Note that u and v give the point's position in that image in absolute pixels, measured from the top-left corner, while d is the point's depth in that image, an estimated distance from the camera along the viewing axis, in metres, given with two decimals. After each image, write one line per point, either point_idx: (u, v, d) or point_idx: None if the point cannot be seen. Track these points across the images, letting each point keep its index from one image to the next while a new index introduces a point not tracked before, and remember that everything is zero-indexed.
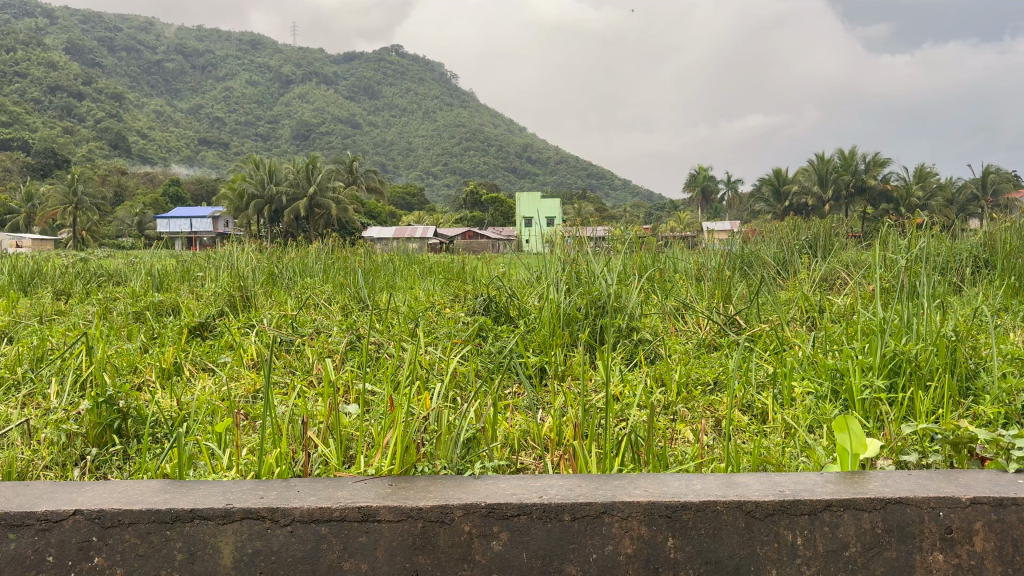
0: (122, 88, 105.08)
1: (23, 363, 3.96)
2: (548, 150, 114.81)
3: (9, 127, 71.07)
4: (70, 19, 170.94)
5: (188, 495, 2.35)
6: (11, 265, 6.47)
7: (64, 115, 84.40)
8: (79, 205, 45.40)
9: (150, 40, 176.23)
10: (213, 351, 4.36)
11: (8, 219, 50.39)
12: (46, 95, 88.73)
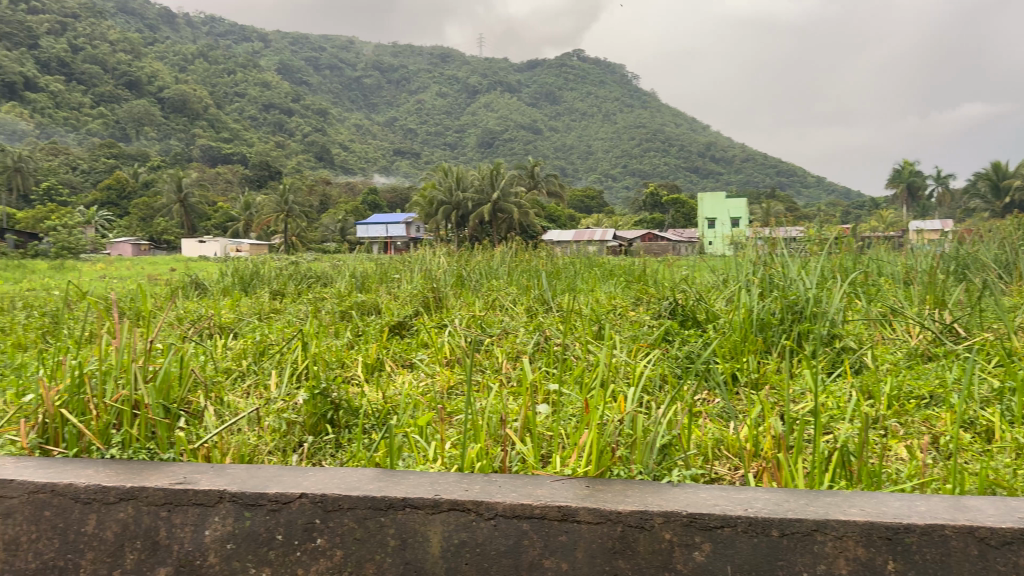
0: (325, 105, 114.28)
1: (249, 356, 4.33)
2: (732, 149, 110.40)
3: (230, 144, 79.03)
4: (283, 43, 189.24)
5: (399, 486, 2.47)
6: (235, 266, 7.19)
7: (274, 131, 92.87)
8: (291, 212, 49.03)
9: (353, 59, 190.88)
10: (411, 350, 4.59)
11: (230, 226, 55.81)
12: (261, 113, 98.46)
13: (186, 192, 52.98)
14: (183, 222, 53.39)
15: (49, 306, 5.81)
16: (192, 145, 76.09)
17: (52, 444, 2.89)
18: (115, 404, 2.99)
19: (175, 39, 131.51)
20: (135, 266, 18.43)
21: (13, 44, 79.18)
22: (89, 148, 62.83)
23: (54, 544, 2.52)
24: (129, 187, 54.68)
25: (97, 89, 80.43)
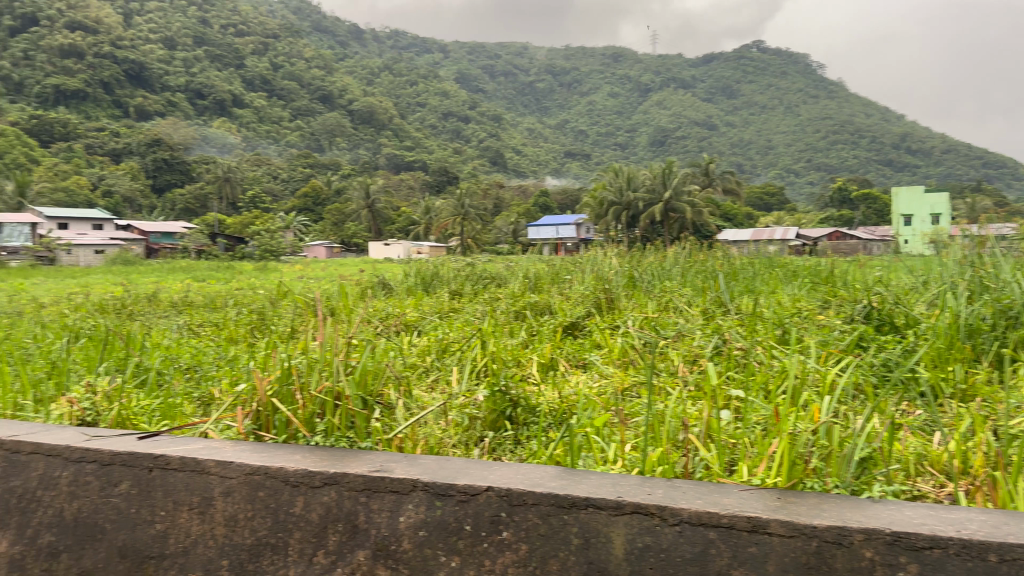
0: (499, 111, 116.97)
1: (432, 353, 4.52)
2: (935, 138, 100.28)
3: (412, 152, 82.24)
4: (462, 53, 196.44)
5: (580, 486, 2.47)
6: (417, 267, 7.56)
7: (451, 138, 95.98)
8: (467, 215, 48.78)
9: (527, 65, 193.93)
10: (584, 349, 4.62)
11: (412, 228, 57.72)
12: (440, 121, 102.43)
13: (373, 199, 56.64)
14: (370, 227, 56.80)
15: (255, 304, 6.33)
16: (377, 153, 79.72)
17: (264, 430, 3.15)
18: (318, 395, 3.20)
19: (361, 54, 139.83)
20: (326, 267, 20.60)
21: (224, 66, 87.25)
22: (289, 160, 68.30)
23: (267, 522, 2.68)
24: (324, 194, 58.71)
25: (295, 104, 87.07)
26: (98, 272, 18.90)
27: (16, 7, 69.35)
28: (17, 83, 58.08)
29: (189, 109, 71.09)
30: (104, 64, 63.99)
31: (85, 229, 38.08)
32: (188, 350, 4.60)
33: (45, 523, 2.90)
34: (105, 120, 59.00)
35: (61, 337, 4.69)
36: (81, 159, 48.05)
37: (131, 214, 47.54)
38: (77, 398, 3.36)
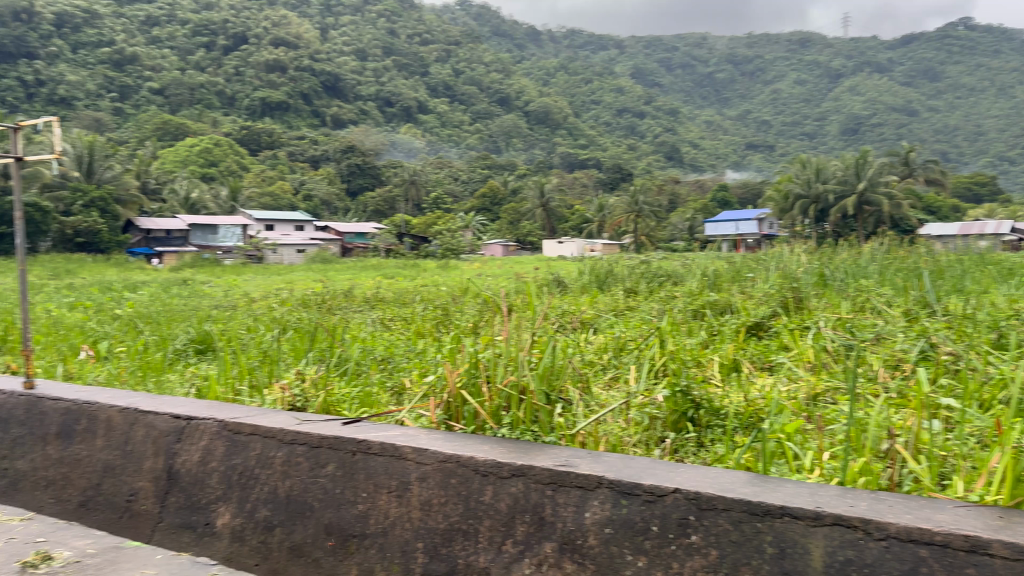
0: (677, 103, 113.74)
1: (611, 350, 4.52)
2: None
3: (585, 150, 75.87)
4: (643, 44, 193.02)
5: (775, 493, 2.18)
6: (592, 264, 7.59)
7: (626, 134, 94.14)
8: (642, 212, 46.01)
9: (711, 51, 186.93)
10: (769, 351, 4.45)
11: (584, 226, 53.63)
12: (616, 116, 101.06)
13: (548, 197, 54.29)
14: (545, 225, 54.36)
15: (440, 300, 6.59)
16: (553, 152, 74.40)
17: (454, 421, 3.27)
18: (504, 388, 3.25)
19: (539, 53, 138.11)
20: (506, 263, 20.84)
21: (409, 74, 90.33)
22: (469, 160, 66.57)
23: (458, 509, 2.64)
24: (500, 195, 57.01)
25: (475, 106, 84.42)
26: (301, 270, 20.58)
27: (229, 28, 76.90)
28: (229, 97, 65.49)
29: (379, 116, 74.49)
30: (303, 76, 68.90)
31: (287, 231, 40.75)
32: (381, 344, 4.87)
33: (261, 499, 3.00)
34: (303, 128, 63.42)
35: (272, 329, 5.10)
36: (285, 165, 52.54)
37: (328, 216, 49.85)
38: (288, 387, 3.63)
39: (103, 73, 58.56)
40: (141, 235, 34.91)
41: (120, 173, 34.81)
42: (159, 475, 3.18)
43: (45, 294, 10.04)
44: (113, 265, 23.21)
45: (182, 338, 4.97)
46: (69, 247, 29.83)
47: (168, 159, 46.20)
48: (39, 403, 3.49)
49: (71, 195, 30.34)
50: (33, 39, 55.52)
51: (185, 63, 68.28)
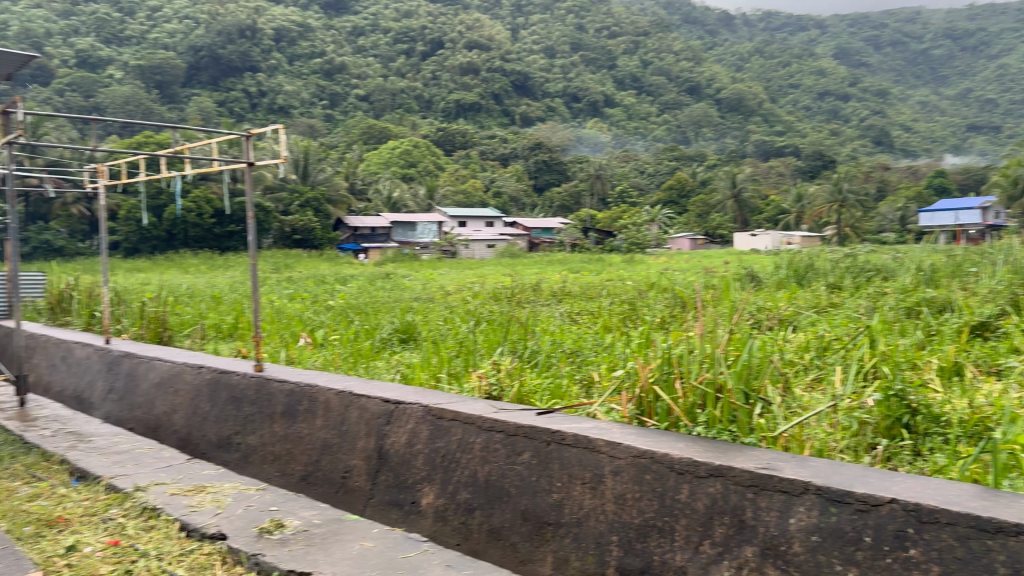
0: (899, 74, 101.46)
1: (813, 350, 4.29)
2: None
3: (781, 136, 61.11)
4: None
5: (1014, 510, 1.87)
6: (789, 259, 7.27)
7: None
8: (846, 202, 38.61)
9: None
10: (997, 354, 4.05)
11: (780, 219, 43.31)
12: None
13: (741, 187, 45.09)
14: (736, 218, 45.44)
15: (627, 295, 6.57)
16: (746, 141, 60.90)
17: (646, 417, 3.17)
18: (700, 386, 3.09)
19: (733, 36, 121.90)
20: (695, 259, 20.30)
21: (597, 70, 82.80)
22: (654, 154, 57.85)
23: (654, 505, 2.52)
24: (689, 185, 48.34)
25: (663, 98, 73.49)
26: (491, 266, 20.87)
27: (427, 33, 76.28)
28: (427, 100, 65.96)
29: (566, 112, 69.72)
30: (494, 77, 67.88)
31: (479, 227, 42.54)
32: (571, 338, 4.91)
33: (461, 482, 3.10)
34: (495, 128, 63.06)
35: (467, 322, 5.28)
36: (476, 164, 53.66)
37: (516, 211, 50.20)
38: (484, 375, 3.71)
39: (316, 83, 58.81)
40: (350, 233, 36.60)
41: (332, 174, 36.69)
42: (371, 454, 3.38)
43: (268, 287, 10.96)
44: (323, 260, 24.78)
45: (387, 327, 5.23)
46: (287, 243, 32.05)
47: (372, 161, 48.37)
48: (266, 383, 3.79)
49: (289, 196, 32.33)
50: (256, 54, 57.11)
51: (387, 70, 68.81)
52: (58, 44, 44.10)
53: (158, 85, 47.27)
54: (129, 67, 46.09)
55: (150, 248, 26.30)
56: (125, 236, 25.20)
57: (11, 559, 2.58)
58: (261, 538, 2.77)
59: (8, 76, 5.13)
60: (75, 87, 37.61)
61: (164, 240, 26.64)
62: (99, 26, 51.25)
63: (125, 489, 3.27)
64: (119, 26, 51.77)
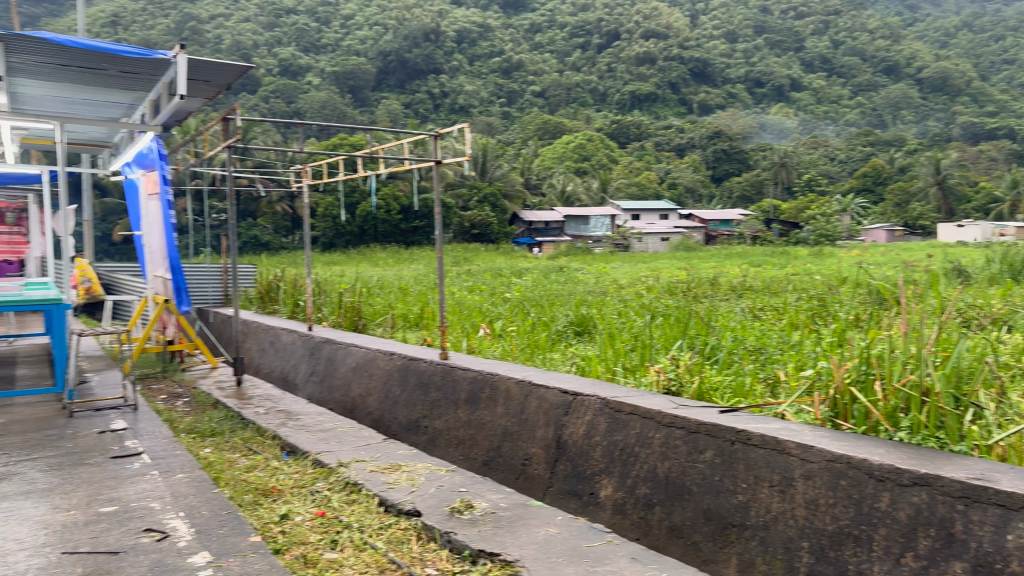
0: None
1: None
2: None
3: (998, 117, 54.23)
4: None
5: None
6: (1004, 252, 6.59)
7: None
8: None
9: None
10: None
11: (992, 208, 39.33)
12: None
13: (946, 173, 40.85)
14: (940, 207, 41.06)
15: (814, 291, 6.24)
16: (954, 122, 55.71)
17: (841, 419, 2.99)
18: (904, 389, 2.86)
19: (939, 9, 107.99)
20: (890, 251, 18.85)
21: (782, 51, 75.96)
22: (847, 139, 53.91)
23: (850, 512, 2.30)
24: (886, 171, 45.16)
25: (856, 78, 68.27)
26: (667, 259, 20.42)
27: (603, 26, 73.44)
28: (602, 93, 64.92)
29: (748, 98, 66.00)
30: (672, 65, 65.70)
31: (654, 220, 41.66)
32: (754, 333, 4.72)
33: (640, 476, 2.97)
34: (671, 118, 60.75)
35: (645, 315, 5.23)
36: (651, 155, 52.46)
37: (693, 203, 48.47)
38: (663, 370, 3.62)
39: (494, 82, 59.29)
40: (525, 227, 36.83)
41: (508, 171, 37.04)
42: (549, 443, 3.36)
43: (450, 279, 11.43)
44: (501, 253, 25.26)
45: (562, 320, 5.28)
46: (467, 238, 32.54)
47: (546, 155, 48.59)
48: (452, 371, 3.97)
49: (469, 192, 33.19)
50: (439, 56, 57.24)
51: (563, 67, 66.60)
52: (264, 54, 47.82)
53: (351, 89, 49.63)
54: (325, 74, 49.01)
55: (343, 242, 28.07)
56: (322, 232, 27.19)
57: (237, 522, 2.78)
58: (453, 517, 2.90)
59: (229, 86, 5.63)
60: (279, 94, 41.31)
61: (356, 235, 28.24)
62: (300, 37, 54.60)
63: (329, 465, 3.53)
64: (316, 35, 55.00)
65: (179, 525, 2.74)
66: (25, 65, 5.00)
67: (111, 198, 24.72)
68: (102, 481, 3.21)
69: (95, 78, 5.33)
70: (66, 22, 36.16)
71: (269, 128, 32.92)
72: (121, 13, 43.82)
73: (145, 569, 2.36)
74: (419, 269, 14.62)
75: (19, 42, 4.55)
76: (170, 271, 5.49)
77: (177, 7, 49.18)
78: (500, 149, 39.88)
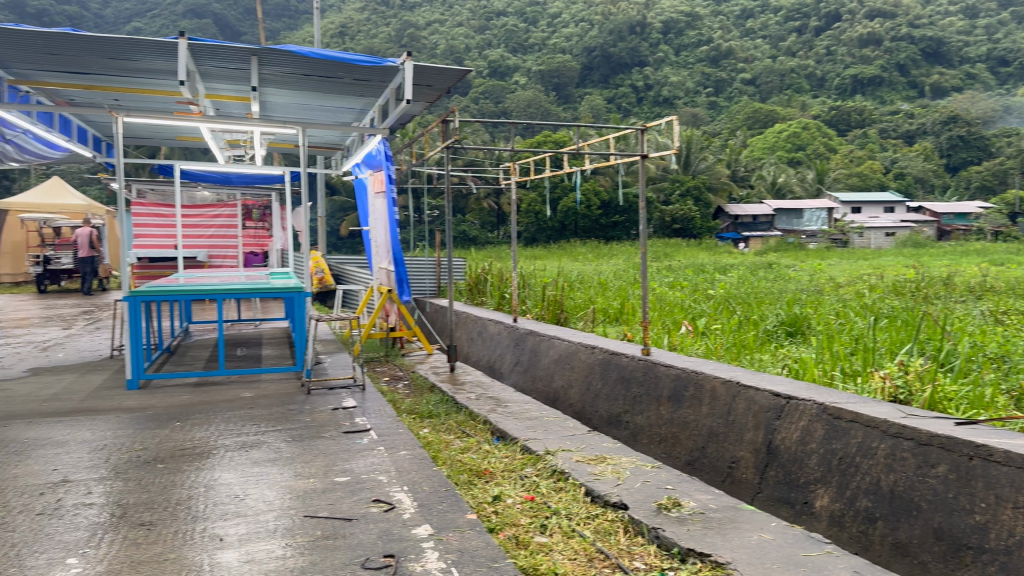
0: None
1: None
2: None
3: None
4: None
5: None
6: None
7: None
8: None
9: None
10: None
11: None
12: None
13: None
14: None
15: None
16: None
17: None
18: None
19: None
20: None
21: None
22: None
23: None
24: None
25: None
26: (888, 255, 18.89)
27: (822, 6, 68.08)
28: (819, 78, 60.87)
29: (991, 78, 58.97)
30: (899, 46, 60.26)
31: (876, 214, 39.07)
32: (997, 338, 4.24)
33: (861, 489, 2.75)
34: (899, 103, 55.75)
35: (865, 316, 4.88)
36: (874, 143, 48.60)
37: (922, 195, 44.45)
38: (888, 376, 3.36)
39: (701, 71, 55.50)
40: (730, 221, 35.33)
41: (713, 164, 36.24)
42: (760, 447, 3.23)
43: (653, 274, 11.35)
44: (705, 248, 24.56)
45: (772, 319, 5.07)
46: (668, 233, 31.75)
47: (755, 146, 46.56)
48: (655, 368, 3.95)
49: (671, 186, 32.64)
50: (645, 48, 55.56)
51: (776, 50, 62.22)
52: (475, 57, 49.69)
53: (555, 87, 50.38)
54: (531, 73, 50.09)
55: (546, 237, 28.72)
56: (526, 227, 27.90)
57: (455, 500, 2.94)
58: (660, 514, 2.89)
59: (447, 90, 5.93)
60: (488, 94, 42.94)
61: (557, 230, 28.89)
62: (508, 38, 56.23)
63: (537, 452, 3.65)
64: (524, 36, 56.32)
65: (403, 498, 2.95)
66: (274, 76, 5.59)
67: (340, 196, 26.95)
68: (336, 453, 3.52)
69: (331, 86, 5.83)
70: (304, 35, 39.67)
71: (479, 127, 34.17)
72: (349, 24, 47.32)
73: (376, 536, 2.57)
74: (619, 263, 14.66)
75: (270, 56, 5.08)
76: (392, 263, 5.91)
77: (397, 16, 52.33)
78: (705, 141, 38.68)
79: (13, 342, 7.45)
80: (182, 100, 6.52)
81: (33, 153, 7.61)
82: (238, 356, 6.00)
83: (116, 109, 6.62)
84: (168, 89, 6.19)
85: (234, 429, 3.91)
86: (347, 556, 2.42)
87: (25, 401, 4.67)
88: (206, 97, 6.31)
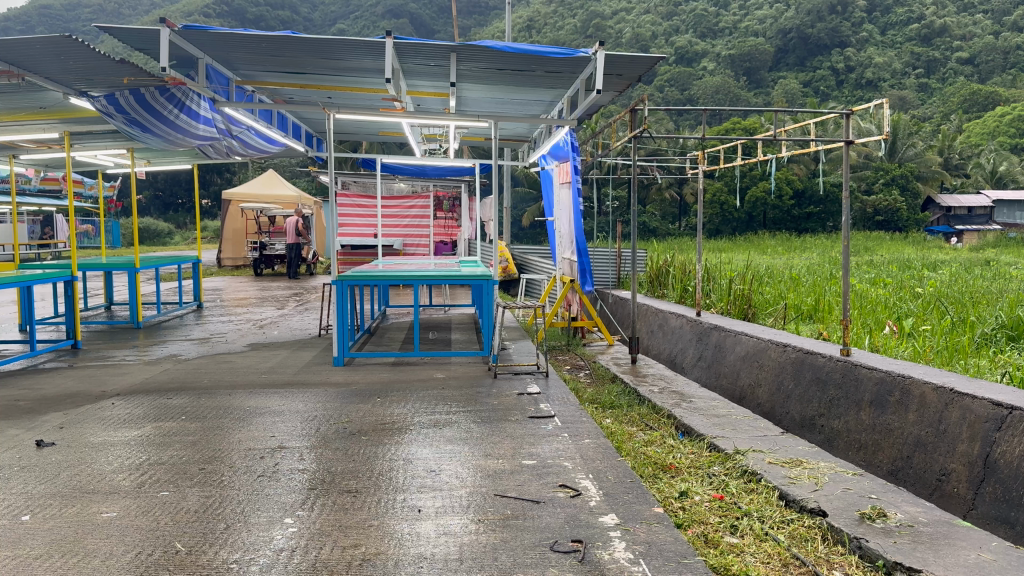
0: None
1: None
2: None
3: None
4: None
5: None
6: None
7: None
8: None
9: None
10: None
11: None
12: None
13: None
14: None
15: None
16: None
17: None
18: None
19: None
20: None
21: None
22: None
23: None
24: None
25: None
26: None
27: None
28: None
29: None
30: None
31: None
32: None
33: None
34: None
35: None
36: None
37: None
38: None
39: (910, 50, 50.48)
40: (941, 213, 32.47)
41: (924, 150, 33.69)
42: (976, 460, 2.94)
43: (849, 269, 10.77)
44: (912, 242, 22.91)
45: (991, 322, 4.62)
46: (869, 225, 29.90)
47: (973, 130, 42.46)
48: (855, 369, 3.73)
49: (874, 175, 30.72)
50: (848, 28, 51.17)
51: (999, 25, 55.95)
52: (662, 44, 48.99)
53: (746, 72, 48.37)
54: (722, 58, 48.75)
55: (731, 229, 28.06)
56: (710, 219, 27.28)
57: (641, 491, 2.93)
58: (863, 523, 2.73)
59: (636, 78, 5.83)
60: (674, 82, 42.18)
61: (744, 221, 28.08)
62: (697, 23, 54.82)
63: (726, 450, 3.54)
64: (714, 20, 54.56)
65: (588, 485, 2.98)
66: (471, 71, 5.79)
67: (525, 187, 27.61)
68: (523, 436, 3.62)
69: (523, 79, 5.95)
70: (493, 30, 40.84)
71: (666, 116, 33.74)
72: (536, 19, 48.13)
73: (563, 521, 2.61)
74: (814, 258, 13.93)
75: (468, 52, 5.26)
76: (577, 254, 5.92)
77: (583, 6, 52.49)
78: (913, 126, 35.77)
79: (234, 319, 8.28)
80: (386, 96, 6.95)
81: (255, 148, 8.38)
82: (430, 339, 6.32)
83: (327, 106, 7.17)
84: (373, 87, 6.59)
85: (427, 408, 4.12)
86: (536, 538, 2.48)
87: (247, 372, 5.19)
88: (407, 94, 6.66)
